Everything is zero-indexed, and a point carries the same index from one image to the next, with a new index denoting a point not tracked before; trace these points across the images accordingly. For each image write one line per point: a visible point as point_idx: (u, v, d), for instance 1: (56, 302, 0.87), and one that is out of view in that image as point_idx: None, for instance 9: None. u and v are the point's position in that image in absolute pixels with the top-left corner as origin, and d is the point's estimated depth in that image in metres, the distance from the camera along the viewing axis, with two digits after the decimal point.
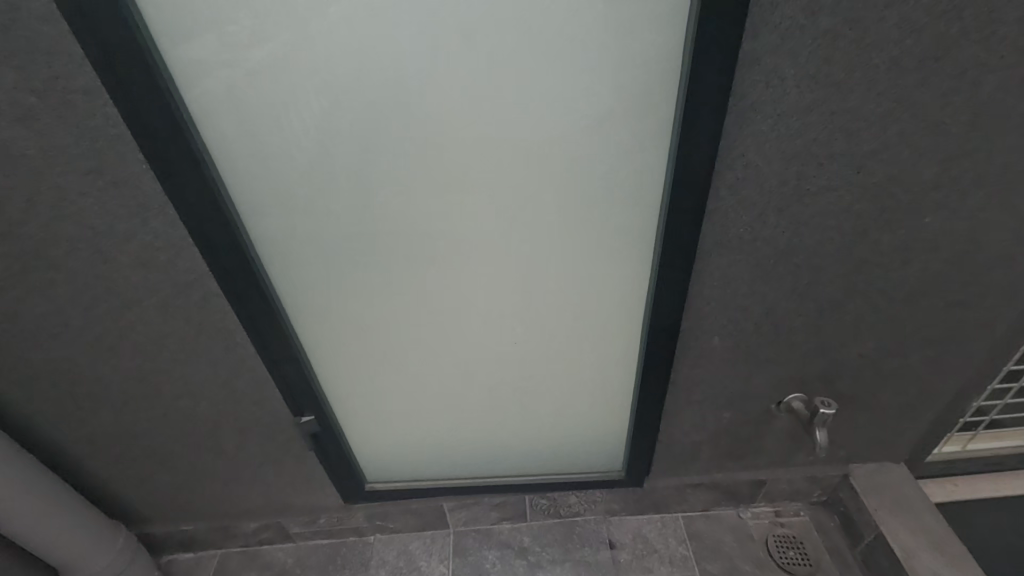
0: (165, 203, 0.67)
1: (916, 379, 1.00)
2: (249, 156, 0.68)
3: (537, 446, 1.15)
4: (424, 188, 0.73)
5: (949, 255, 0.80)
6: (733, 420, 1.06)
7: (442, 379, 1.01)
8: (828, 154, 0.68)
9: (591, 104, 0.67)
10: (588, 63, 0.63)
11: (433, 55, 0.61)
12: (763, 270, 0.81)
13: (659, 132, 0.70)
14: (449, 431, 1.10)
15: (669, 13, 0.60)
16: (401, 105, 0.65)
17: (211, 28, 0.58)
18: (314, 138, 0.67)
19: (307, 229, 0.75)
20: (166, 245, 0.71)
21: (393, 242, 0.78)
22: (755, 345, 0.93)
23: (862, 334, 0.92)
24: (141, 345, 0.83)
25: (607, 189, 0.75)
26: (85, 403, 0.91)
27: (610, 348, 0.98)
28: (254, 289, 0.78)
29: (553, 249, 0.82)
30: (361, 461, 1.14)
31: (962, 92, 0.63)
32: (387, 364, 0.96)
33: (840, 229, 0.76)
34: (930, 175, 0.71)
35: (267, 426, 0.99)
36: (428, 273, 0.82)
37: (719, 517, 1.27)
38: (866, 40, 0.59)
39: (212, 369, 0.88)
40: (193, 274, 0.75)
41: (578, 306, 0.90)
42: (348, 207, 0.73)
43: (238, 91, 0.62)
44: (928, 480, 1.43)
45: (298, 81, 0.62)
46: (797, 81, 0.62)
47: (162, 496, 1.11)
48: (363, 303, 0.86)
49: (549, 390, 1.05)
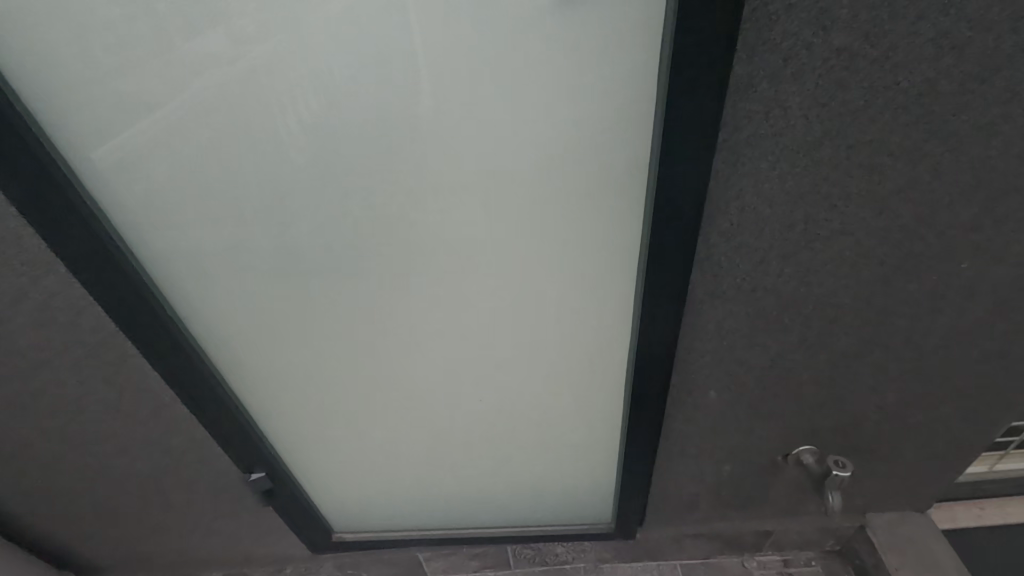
0: (52, 260, 0.58)
1: (945, 431, 0.87)
2: (147, 200, 0.58)
3: (517, 495, 1.05)
4: (357, 232, 0.62)
5: (988, 301, 0.68)
6: (734, 472, 0.95)
7: (406, 431, 0.91)
8: (842, 195, 0.56)
9: (548, 137, 0.55)
10: (536, 87, 0.52)
11: (347, 80, 0.51)
12: (765, 321, 0.69)
13: (633, 169, 0.58)
14: (420, 481, 1.01)
15: (635, 26, 0.49)
16: (317, 140, 0.55)
17: (73, 53, 0.48)
18: (219, 176, 0.57)
19: (229, 279, 0.66)
20: (65, 305, 0.62)
21: (330, 291, 0.68)
22: (758, 399, 0.81)
23: (882, 386, 0.79)
24: (57, 407, 0.74)
25: (578, 234, 0.64)
26: (8, 464, 0.82)
27: (592, 401, 0.87)
28: (175, 347, 0.68)
29: (516, 298, 0.70)
30: (327, 512, 1.06)
31: (1011, 119, 0.51)
32: (343, 416, 0.86)
33: (857, 276, 0.64)
34: (969, 215, 0.58)
35: (215, 482, 0.90)
36: (376, 322, 0.72)
37: (721, 567, 1.15)
38: (891, 59, 0.47)
39: (142, 428, 0.79)
40: (101, 334, 0.66)
41: (553, 357, 0.79)
42: (271, 255, 0.63)
43: (121, 127, 0.53)
44: (952, 501, 1.29)
45: (191, 113, 0.52)
46: (803, 111, 0.50)
47: (112, 549, 1.03)
48: (306, 356, 0.76)
49: (527, 441, 0.94)
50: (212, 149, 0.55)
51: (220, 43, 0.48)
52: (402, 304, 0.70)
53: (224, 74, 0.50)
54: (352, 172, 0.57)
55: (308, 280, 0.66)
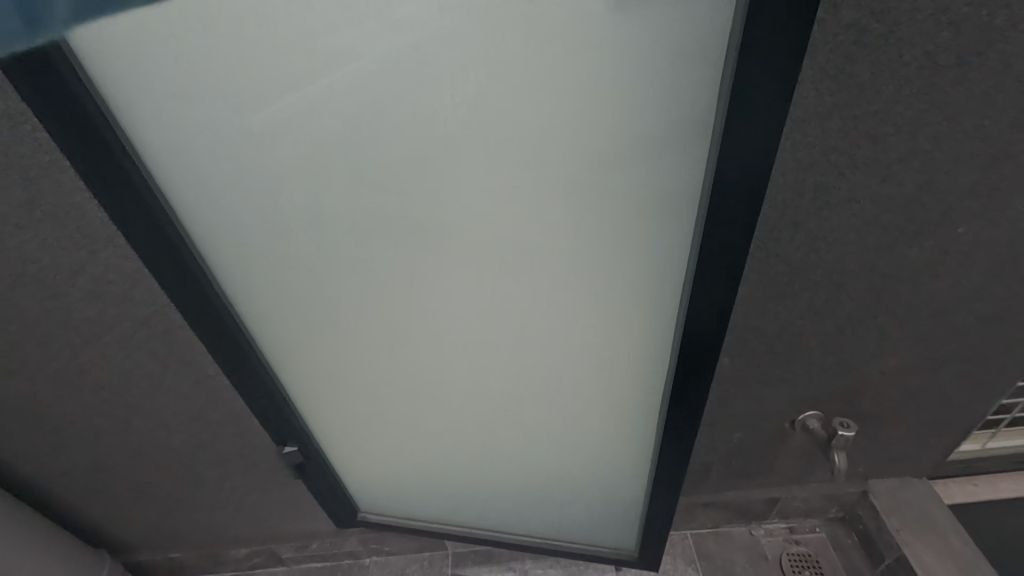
0: (111, 234, 0.62)
1: (943, 394, 0.92)
2: (204, 186, 0.60)
3: (536, 503, 1.04)
4: (398, 231, 0.62)
5: (982, 266, 0.73)
6: (743, 439, 1.00)
7: (433, 425, 0.91)
8: (849, 163, 0.60)
9: (592, 155, 0.53)
10: (585, 100, 0.50)
11: (397, 82, 0.50)
12: (776, 287, 0.73)
13: (685, 194, 0.54)
14: (443, 474, 1.02)
15: (700, 44, 0.45)
16: (366, 139, 0.55)
17: (136, 46, 0.49)
18: (274, 171, 0.58)
19: (276, 265, 0.67)
20: (120, 278, 0.66)
21: (370, 284, 0.69)
22: (767, 365, 0.85)
23: (884, 351, 0.84)
24: (104, 380, 0.77)
25: (622, 250, 0.61)
26: (52, 441, 0.85)
27: (620, 419, 0.84)
28: (224, 327, 0.71)
29: (551, 307, 0.69)
30: (355, 490, 1.08)
31: (1005, 90, 0.55)
32: (374, 404, 0.88)
33: (862, 242, 0.68)
34: (965, 182, 0.63)
35: (249, 455, 0.94)
36: (413, 319, 0.73)
37: (730, 535, 1.21)
38: (895, 34, 0.51)
39: (183, 401, 0.82)
40: (151, 306, 0.69)
41: (583, 370, 0.78)
42: (315, 246, 0.65)
43: (181, 115, 0.54)
44: (948, 479, 1.35)
45: (247, 105, 0.53)
46: (814, 83, 0.54)
47: (144, 526, 1.06)
48: (343, 343, 0.78)
49: (550, 451, 0.93)
50: (264, 142, 0.56)
51: (280, 36, 0.48)
52: (439, 306, 0.70)
53: (282, 69, 0.50)
54: (400, 168, 0.57)
55: (349, 272, 0.68)
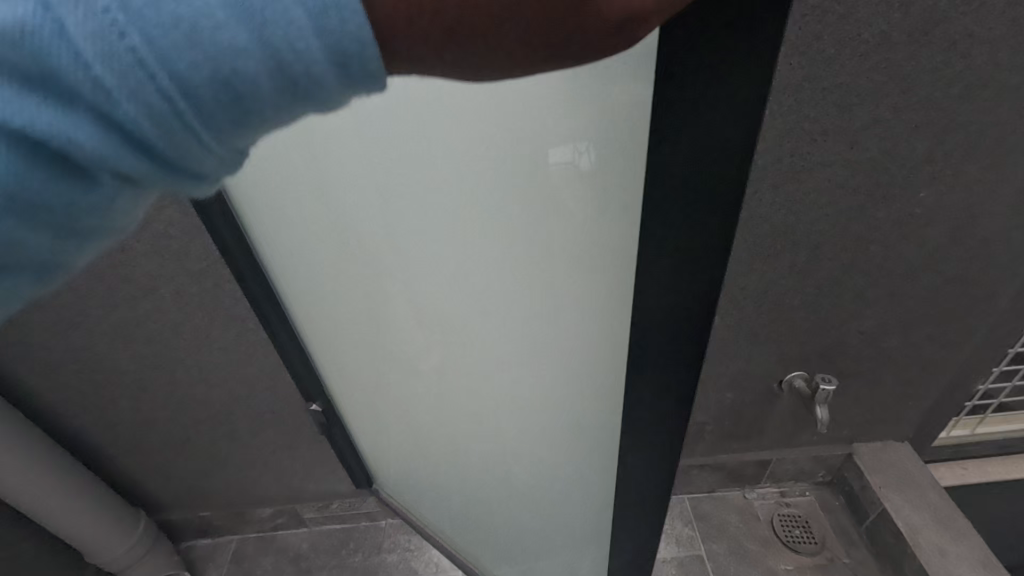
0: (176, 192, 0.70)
1: (918, 354, 1.00)
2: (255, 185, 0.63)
3: (515, 537, 1.03)
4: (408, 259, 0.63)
5: (944, 229, 0.81)
6: (736, 399, 1.08)
7: (434, 439, 0.92)
8: (819, 130, 0.69)
9: (562, 212, 0.50)
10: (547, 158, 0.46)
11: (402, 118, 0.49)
12: (761, 247, 0.82)
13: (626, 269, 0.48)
14: (438, 483, 1.04)
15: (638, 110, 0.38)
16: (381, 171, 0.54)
17: None
18: (293, 186, 0.60)
19: (312, 267, 0.71)
20: (180, 234, 0.74)
21: (388, 300, 0.71)
22: (754, 323, 0.94)
23: (861, 309, 0.92)
24: (156, 333, 0.86)
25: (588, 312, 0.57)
26: (105, 392, 0.93)
27: (593, 485, 0.80)
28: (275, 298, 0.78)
29: (532, 353, 0.66)
30: (372, 463, 1.16)
31: (953, 65, 0.64)
32: (387, 406, 0.92)
33: (835, 204, 0.77)
34: (922, 148, 0.72)
35: (280, 412, 1.02)
36: (419, 339, 0.74)
37: (724, 498, 1.29)
38: (854, 15, 0.60)
39: (225, 354, 0.90)
40: (204, 261, 0.78)
41: (561, 424, 0.74)
42: (343, 260, 0.68)
43: None
44: (937, 462, 1.43)
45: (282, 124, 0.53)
46: (787, 57, 0.63)
47: (179, 483, 1.14)
48: (366, 348, 0.81)
49: (531, 494, 0.91)
50: (297, 160, 0.57)
51: None
52: (444, 331, 0.71)
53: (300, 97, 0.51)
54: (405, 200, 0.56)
55: (371, 287, 0.70)
